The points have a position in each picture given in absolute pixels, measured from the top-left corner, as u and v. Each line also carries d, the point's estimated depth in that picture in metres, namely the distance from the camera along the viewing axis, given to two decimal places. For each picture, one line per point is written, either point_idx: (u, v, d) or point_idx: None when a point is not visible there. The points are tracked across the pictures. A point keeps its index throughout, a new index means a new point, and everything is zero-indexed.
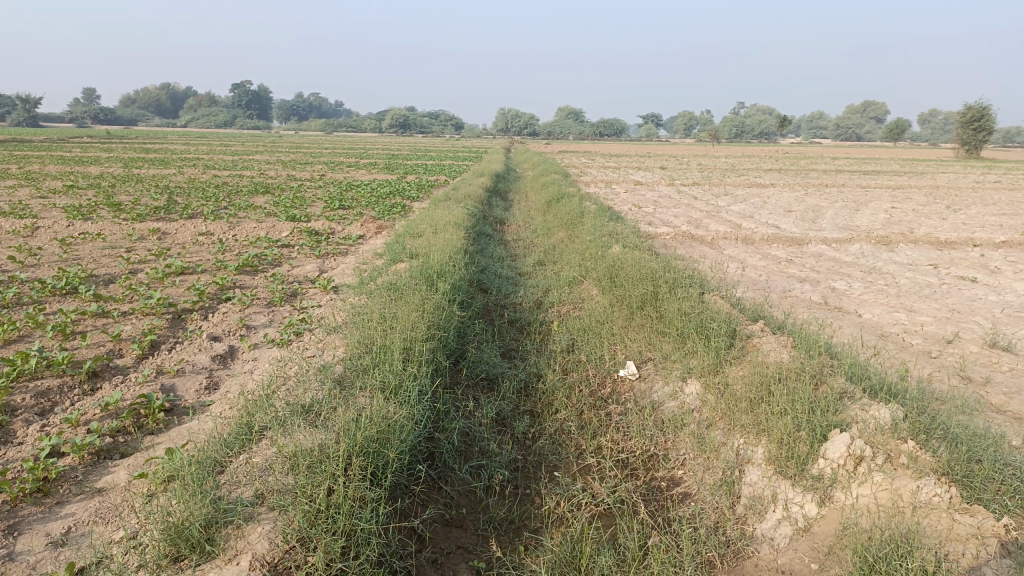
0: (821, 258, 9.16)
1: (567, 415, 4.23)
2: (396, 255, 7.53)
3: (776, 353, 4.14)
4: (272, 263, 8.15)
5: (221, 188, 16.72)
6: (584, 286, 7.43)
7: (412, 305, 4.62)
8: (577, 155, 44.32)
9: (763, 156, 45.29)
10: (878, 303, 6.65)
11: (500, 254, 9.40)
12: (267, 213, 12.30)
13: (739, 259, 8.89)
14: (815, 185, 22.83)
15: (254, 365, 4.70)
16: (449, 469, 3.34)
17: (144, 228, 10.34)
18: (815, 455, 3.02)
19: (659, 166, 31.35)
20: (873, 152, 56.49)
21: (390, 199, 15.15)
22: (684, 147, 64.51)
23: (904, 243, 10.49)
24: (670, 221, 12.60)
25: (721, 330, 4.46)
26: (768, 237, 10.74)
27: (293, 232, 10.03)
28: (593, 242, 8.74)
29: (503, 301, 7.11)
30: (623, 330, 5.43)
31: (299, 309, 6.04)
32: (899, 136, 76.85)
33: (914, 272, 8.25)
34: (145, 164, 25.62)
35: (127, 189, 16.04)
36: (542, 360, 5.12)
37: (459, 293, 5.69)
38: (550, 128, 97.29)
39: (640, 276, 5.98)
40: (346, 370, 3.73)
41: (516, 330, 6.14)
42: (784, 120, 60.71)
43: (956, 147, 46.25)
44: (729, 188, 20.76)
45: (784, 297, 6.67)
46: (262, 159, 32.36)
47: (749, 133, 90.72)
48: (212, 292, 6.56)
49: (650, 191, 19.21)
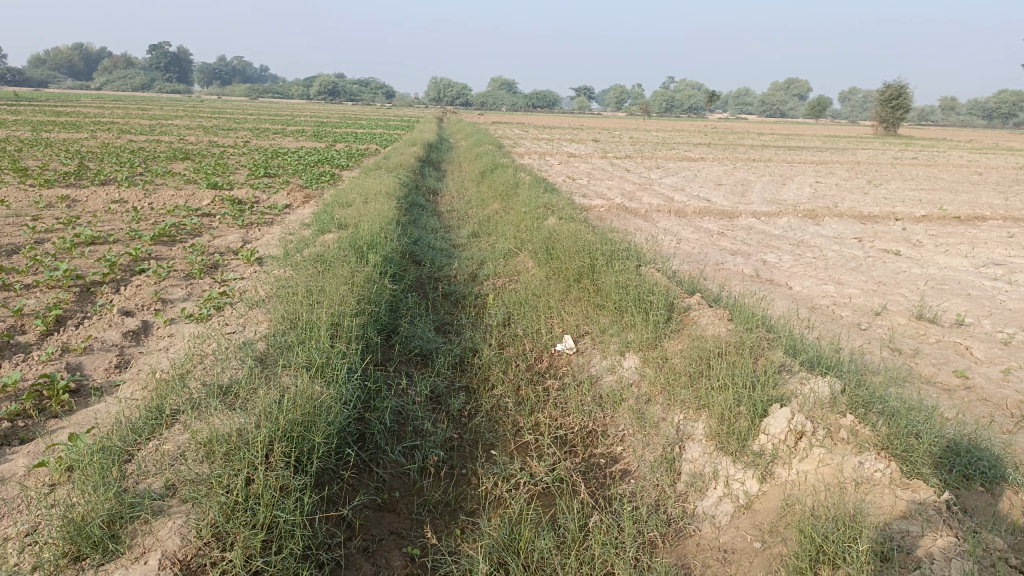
0: (751, 231, 9.26)
1: (503, 392, 4.11)
2: (325, 226, 7.23)
3: (713, 326, 4.10)
4: (191, 233, 7.74)
5: (137, 154, 15.90)
6: (519, 258, 7.30)
7: (341, 278, 4.40)
8: (510, 125, 44.04)
9: (693, 130, 45.85)
10: (808, 276, 6.74)
11: (433, 225, 9.18)
12: (187, 181, 11.72)
13: (673, 231, 8.90)
14: (743, 159, 23.23)
15: (169, 343, 4.40)
16: (381, 450, 3.17)
17: (52, 194, 9.69)
18: (756, 431, 2.97)
19: (592, 138, 31.39)
20: (798, 128, 57.88)
21: (318, 168, 14.67)
22: (617, 120, 64.91)
23: (830, 217, 10.73)
24: (604, 193, 12.56)
25: (660, 303, 4.38)
26: (700, 209, 10.82)
27: (215, 201, 9.57)
28: (528, 214, 8.61)
29: (436, 273, 6.92)
30: (559, 304, 5.34)
31: (220, 282, 5.72)
32: (822, 113, 79.08)
33: (841, 246, 8.41)
34: (55, 127, 24.21)
35: (34, 153, 15.05)
36: (477, 335, 4.98)
37: (391, 265, 5.48)
38: (482, 99, 96.49)
39: (576, 249, 5.87)
40: (269, 346, 3.51)
41: (450, 304, 5.97)
42: (713, 95, 61.68)
43: (875, 124, 47.79)
44: (661, 162, 20.91)
45: (718, 270, 6.68)
46: (183, 124, 31.02)
47: (679, 108, 91.80)
48: (126, 264, 6.16)
49: (583, 163, 19.20)
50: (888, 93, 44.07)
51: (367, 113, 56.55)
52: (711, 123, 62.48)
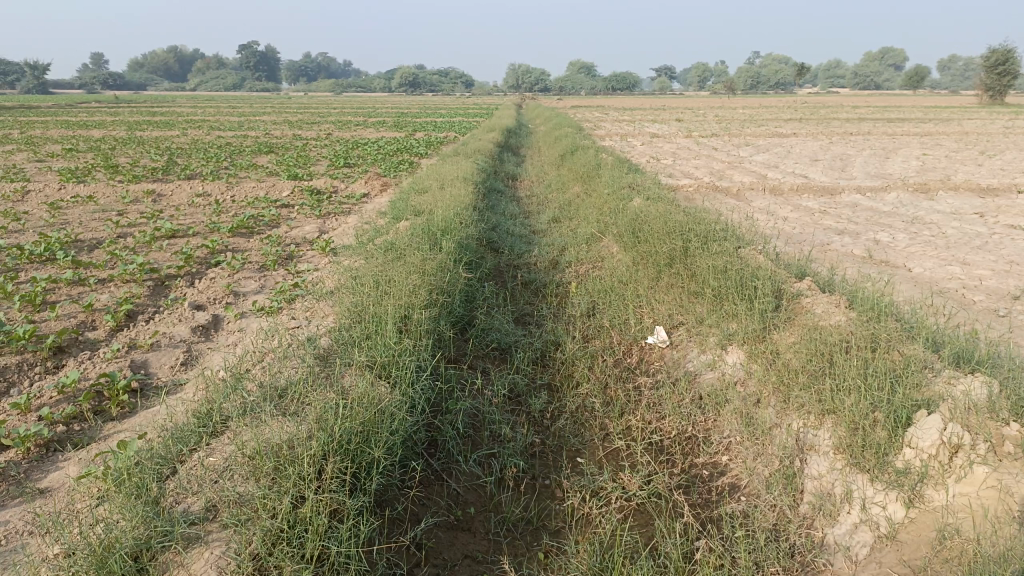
0: (857, 209, 8.51)
1: (589, 391, 3.72)
2: (400, 214, 6.97)
3: (830, 316, 3.58)
4: (269, 224, 7.62)
5: (223, 148, 16.17)
6: (604, 243, 6.86)
7: (411, 267, 4.09)
8: (590, 109, 43.27)
9: (781, 107, 43.92)
10: (927, 256, 6.04)
11: (513, 210, 8.82)
12: (268, 173, 11.73)
13: (769, 211, 8.26)
14: (839, 134, 21.91)
15: (238, 338, 4.18)
16: (454, 460, 2.84)
17: (139, 189, 9.81)
18: (899, 445, 2.48)
19: (675, 119, 30.39)
20: (895, 100, 54.77)
21: (397, 156, 14.53)
22: (699, 99, 63.08)
23: (943, 191, 9.80)
24: (691, 174, 11.91)
25: (765, 290, 3.89)
26: (797, 187, 10.08)
27: (294, 191, 9.47)
28: (612, 196, 8.14)
29: (516, 261, 6.56)
30: (648, 291, 4.89)
31: (293, 272, 5.51)
32: (921, 84, 74.69)
33: (961, 222, 7.60)
34: (150, 127, 25.09)
35: (126, 151, 15.49)
36: (560, 327, 4.59)
37: (467, 253, 5.15)
38: (561, 84, 95.55)
39: (665, 231, 5.40)
40: (332, 342, 3.22)
41: (531, 293, 5.59)
42: (801, 70, 59.10)
43: (981, 92, 44.64)
44: (749, 140, 19.93)
45: (824, 252, 6.07)
46: (268, 120, 31.67)
47: (766, 84, 88.51)
48: (201, 256, 6.03)
49: (668, 143, 18.49)
50: (994, 59, 40.96)
51: (446, 102, 56.66)
52: (799, 98, 59.79)
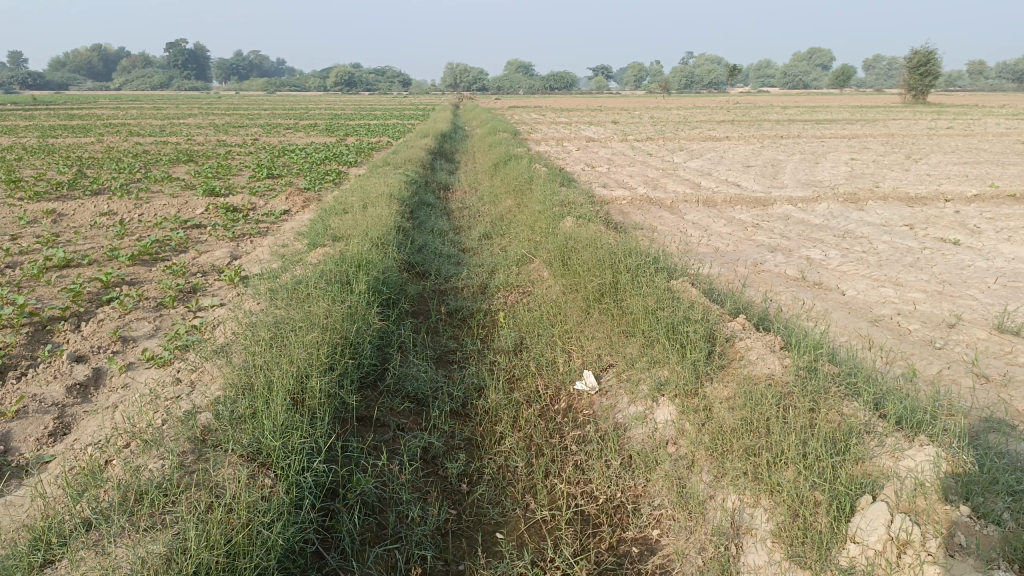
0: (789, 221, 8.45)
1: (512, 447, 3.40)
2: (318, 237, 6.55)
3: (766, 366, 3.35)
4: (176, 249, 7.09)
5: (139, 158, 15.33)
6: (534, 266, 6.57)
7: (316, 311, 3.70)
8: (526, 111, 43.11)
9: (715, 107, 44.56)
10: (860, 276, 5.93)
11: (441, 226, 8.47)
12: (184, 187, 11.07)
13: (702, 226, 8.12)
14: (770, 137, 22.19)
15: (120, 397, 3.72)
16: (351, 558, 2.47)
17: (38, 208, 9.09)
18: (842, 538, 2.26)
19: (611, 121, 30.47)
20: (823, 101, 56.22)
21: (325, 166, 13.99)
22: (635, 99, 63.67)
23: (873, 200, 9.85)
24: (625, 183, 11.75)
25: (698, 334, 3.64)
26: (730, 198, 9.99)
27: (208, 209, 8.92)
28: (543, 213, 7.87)
29: (442, 286, 6.22)
30: (578, 327, 4.61)
31: (194, 310, 5.04)
32: (847, 84, 76.94)
33: (891, 235, 7.57)
34: (65, 132, 23.80)
35: (33, 162, 14.52)
36: (483, 368, 4.26)
37: (383, 288, 4.79)
38: (499, 83, 95.32)
39: (596, 259, 5.13)
40: (213, 414, 2.83)
41: (456, 324, 5.25)
42: (733, 69, 60.19)
43: (902, 92, 46.11)
44: (683, 143, 19.98)
45: (757, 274, 5.91)
46: (193, 123, 30.40)
47: (700, 83, 90.01)
48: (94, 292, 5.51)
49: (603, 148, 18.38)
50: (915, 59, 42.39)
51: (382, 103, 55.67)
52: (732, 99, 60.92)
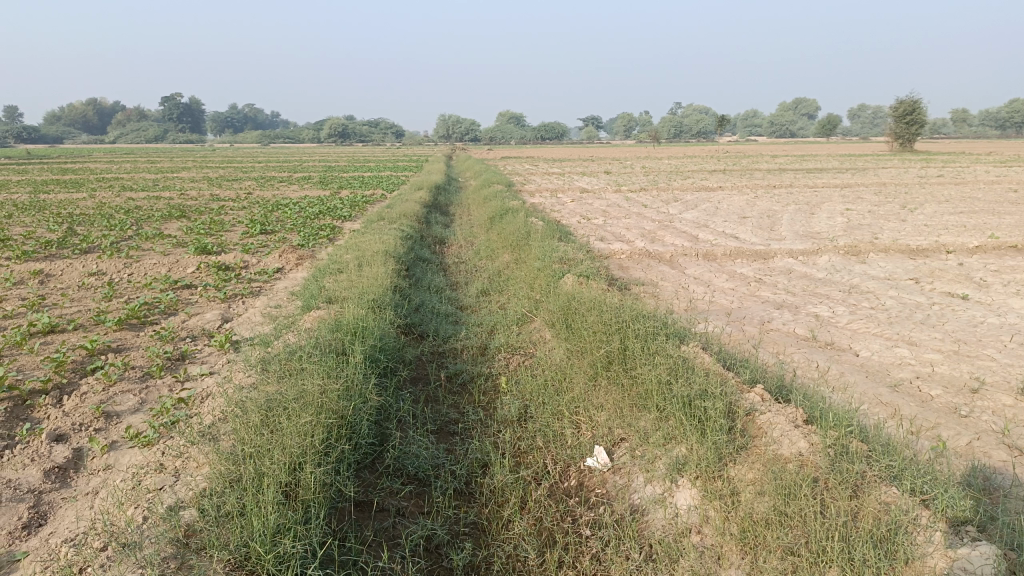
0: (791, 275, 8.31)
1: (521, 532, 3.15)
2: (312, 298, 6.36)
3: (793, 445, 3.13)
4: (166, 311, 6.89)
5: (131, 214, 15.19)
6: (535, 326, 6.37)
7: (310, 387, 3.48)
8: (519, 161, 43.41)
9: (705, 156, 45.00)
10: (872, 335, 5.76)
11: (438, 282, 8.30)
12: (176, 245, 10.89)
13: (704, 282, 7.97)
14: (763, 186, 22.30)
15: (102, 481, 3.47)
16: None
17: (25, 269, 8.88)
18: None
19: (604, 171, 30.63)
20: (810, 149, 56.95)
21: (318, 221, 13.87)
22: (625, 149, 64.37)
23: (874, 252, 9.76)
24: (623, 236, 11.65)
25: (717, 409, 3.44)
26: (729, 250, 9.87)
27: (200, 269, 8.74)
28: (542, 270, 7.71)
29: (440, 347, 6.00)
30: (586, 395, 4.39)
31: (183, 381, 4.81)
32: (834, 132, 78.11)
33: (897, 290, 7.43)
34: (57, 187, 23.71)
35: (23, 218, 14.36)
36: (487, 441, 4.03)
37: (380, 355, 4.57)
38: (491, 134, 96.43)
39: (601, 323, 4.94)
40: (199, 512, 2.59)
41: (456, 390, 5.02)
42: (722, 119, 61.09)
43: (889, 139, 46.68)
44: (677, 193, 20.01)
45: (766, 334, 5.73)
46: (187, 176, 30.45)
47: (689, 132, 91.20)
48: (79, 361, 5.28)
49: (598, 199, 18.38)
50: (900, 108, 43.08)
51: (376, 155, 56.06)
52: (723, 147, 61.62)
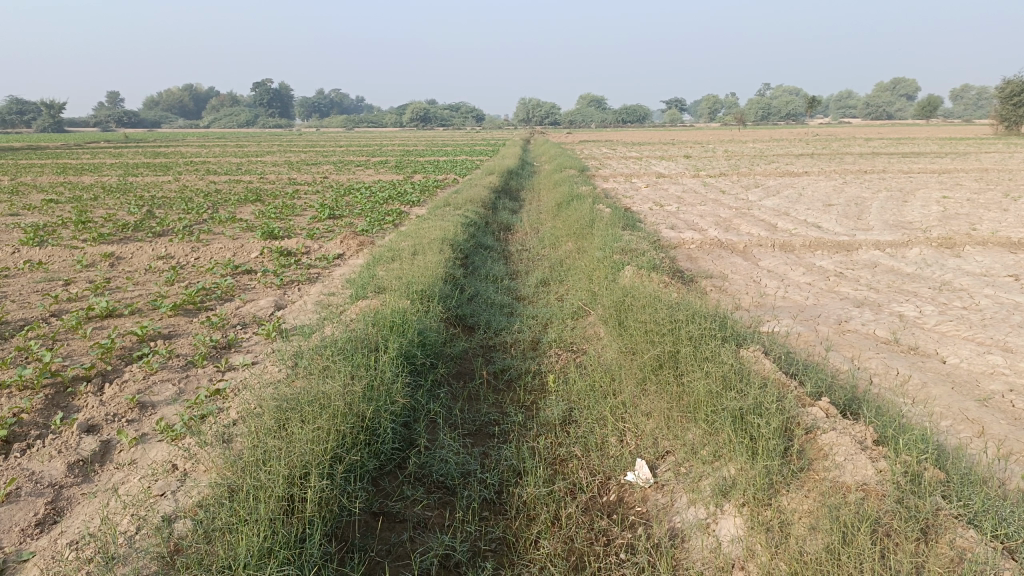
0: (875, 269, 7.71)
1: (549, 552, 2.87)
2: (362, 288, 6.21)
3: (856, 474, 2.76)
4: (222, 296, 6.88)
5: (209, 198, 15.52)
6: (590, 321, 6.06)
7: (331, 387, 3.28)
8: (597, 144, 42.57)
9: (791, 139, 43.21)
10: (962, 339, 5.22)
11: (497, 270, 8.05)
12: (244, 230, 11.00)
13: (778, 275, 7.46)
14: (852, 171, 21.13)
15: (121, 476, 3.36)
16: None
17: (97, 251, 9.09)
18: None
19: (683, 156, 29.71)
20: (907, 132, 53.97)
21: (387, 206, 13.83)
22: (707, 133, 62.53)
23: (970, 245, 9.00)
24: (695, 224, 11.14)
25: (771, 427, 3.07)
26: (809, 241, 9.27)
27: (263, 253, 8.75)
28: (603, 260, 7.37)
29: (490, 340, 5.75)
30: (635, 402, 4.06)
31: (222, 371, 4.72)
32: (933, 113, 73.87)
33: (995, 288, 6.76)
34: (146, 171, 24.55)
35: (107, 201, 14.85)
36: (524, 446, 3.75)
37: (417, 350, 4.35)
38: (571, 117, 95.43)
39: (656, 322, 4.59)
40: (192, 528, 2.43)
41: (501, 388, 4.77)
42: (811, 101, 58.55)
43: (994, 123, 43.66)
44: (758, 180, 19.16)
45: (841, 335, 5.26)
46: (269, 161, 31.14)
47: (776, 115, 87.92)
48: (128, 347, 5.28)
49: (674, 185, 17.77)
50: (1007, 89, 40.25)
51: (456, 138, 56.19)
52: (812, 131, 59.01)
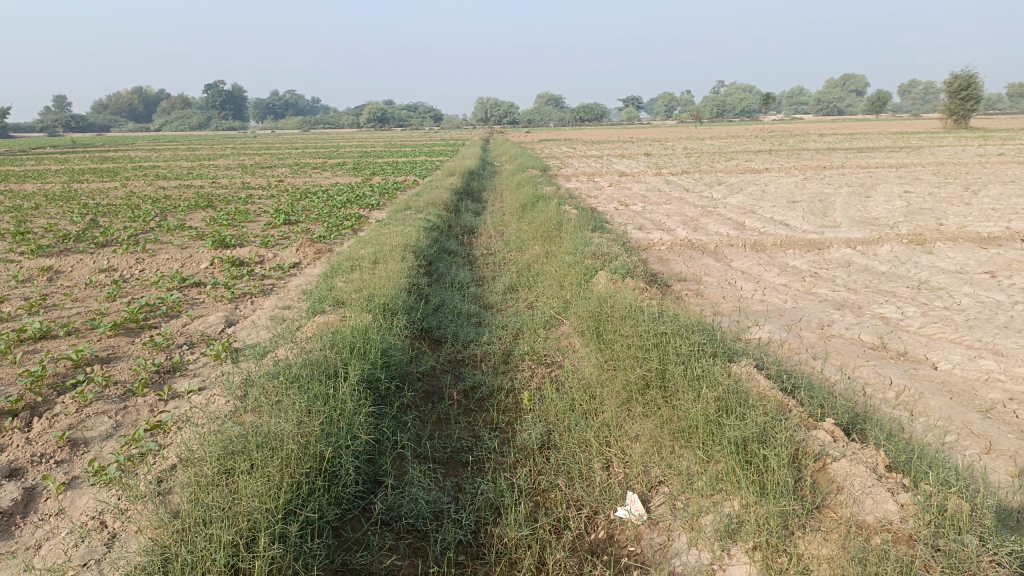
0: (850, 268, 7.54)
1: None
2: (319, 301, 5.81)
3: (878, 510, 2.51)
4: (168, 313, 6.40)
5: (158, 204, 14.88)
6: (564, 331, 5.73)
7: (284, 425, 2.90)
8: (557, 143, 42.27)
9: (748, 135, 43.49)
10: (951, 343, 5.02)
11: (462, 277, 7.69)
12: (194, 238, 10.47)
13: (753, 277, 7.24)
14: (813, 167, 21.19)
15: (45, 529, 2.93)
16: None
17: (34, 265, 8.51)
18: None
19: (644, 153, 29.62)
20: (860, 127, 54.81)
21: (345, 210, 13.37)
22: (665, 129, 62.80)
23: (940, 241, 8.90)
24: (663, 224, 10.92)
25: (779, 457, 2.80)
26: (779, 239, 9.10)
27: (213, 263, 8.27)
28: (574, 265, 7.06)
29: (458, 355, 5.39)
30: (621, 426, 3.74)
31: (166, 400, 4.30)
32: (883, 108, 75.17)
33: (973, 286, 6.61)
34: (92, 176, 23.67)
35: (49, 210, 14.13)
36: (501, 477, 3.41)
37: (380, 371, 3.97)
38: (530, 116, 95.27)
39: (638, 336, 4.30)
40: None
41: (473, 408, 4.41)
42: (766, 98, 59.17)
43: (944, 117, 44.48)
44: (721, 176, 19.08)
45: (827, 341, 5.03)
46: (223, 164, 30.27)
47: (732, 111, 89.02)
48: (61, 374, 4.80)
49: (637, 183, 17.58)
50: (955, 83, 41.05)
51: (415, 139, 55.56)
52: (768, 127, 59.54)
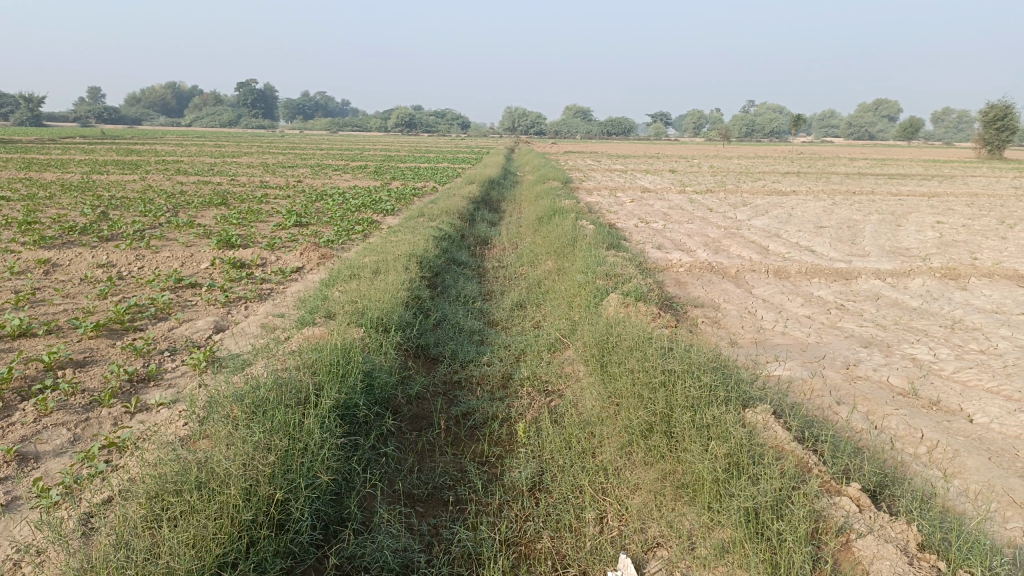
0: (878, 302, 7.12)
1: None
2: (311, 312, 5.49)
3: None
4: (157, 315, 6.11)
5: (171, 200, 14.70)
6: (568, 357, 5.36)
7: (231, 461, 2.57)
8: (581, 155, 41.98)
9: (776, 156, 42.88)
10: (990, 393, 4.59)
11: (469, 290, 7.36)
12: (200, 236, 10.22)
13: (774, 306, 6.84)
14: (841, 191, 20.66)
15: None
16: None
17: (33, 257, 8.29)
18: None
19: (669, 170, 29.23)
20: (890, 153, 53.91)
21: (358, 214, 13.11)
22: (690, 146, 62.29)
23: (974, 277, 8.44)
24: (683, 244, 10.53)
25: (796, 534, 2.43)
26: (805, 267, 8.68)
27: (213, 264, 8.01)
28: (585, 285, 6.70)
29: (454, 376, 5.03)
30: (622, 477, 3.35)
31: (132, 415, 3.98)
32: (915, 135, 74.06)
33: (1011, 328, 6.16)
34: (112, 168, 23.61)
35: (62, 201, 13.98)
36: (482, 525, 3.04)
37: (359, 397, 3.62)
38: (557, 127, 95.07)
39: (645, 371, 3.92)
40: None
41: (463, 438, 4.05)
42: (795, 120, 58.39)
43: (977, 147, 43.60)
44: (746, 197, 18.63)
45: (853, 384, 4.62)
46: (244, 161, 30.21)
47: (761, 131, 88.23)
48: (29, 376, 4.50)
49: (660, 200, 17.18)
50: (991, 113, 40.14)
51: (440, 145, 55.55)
52: (797, 148, 58.78)
